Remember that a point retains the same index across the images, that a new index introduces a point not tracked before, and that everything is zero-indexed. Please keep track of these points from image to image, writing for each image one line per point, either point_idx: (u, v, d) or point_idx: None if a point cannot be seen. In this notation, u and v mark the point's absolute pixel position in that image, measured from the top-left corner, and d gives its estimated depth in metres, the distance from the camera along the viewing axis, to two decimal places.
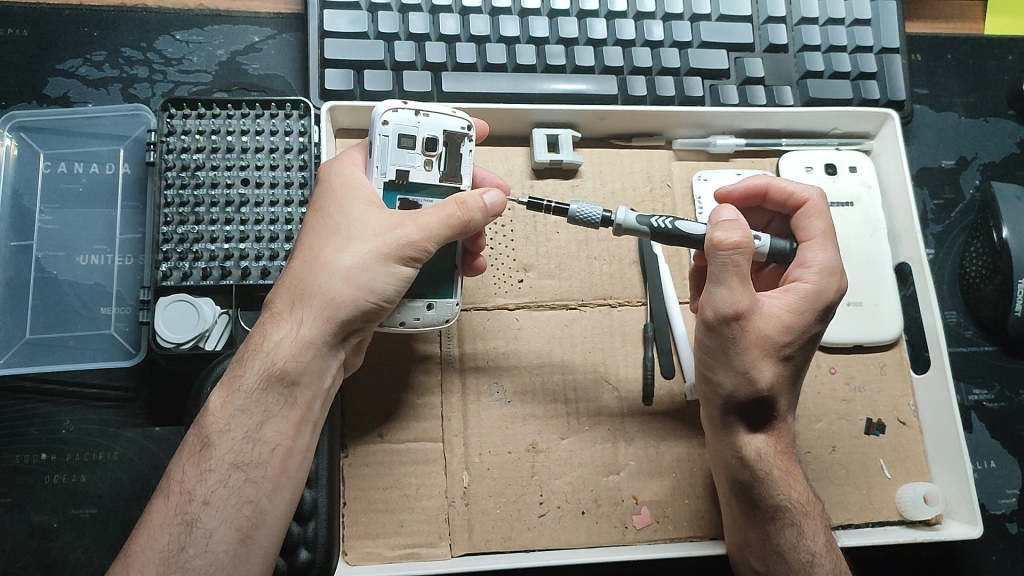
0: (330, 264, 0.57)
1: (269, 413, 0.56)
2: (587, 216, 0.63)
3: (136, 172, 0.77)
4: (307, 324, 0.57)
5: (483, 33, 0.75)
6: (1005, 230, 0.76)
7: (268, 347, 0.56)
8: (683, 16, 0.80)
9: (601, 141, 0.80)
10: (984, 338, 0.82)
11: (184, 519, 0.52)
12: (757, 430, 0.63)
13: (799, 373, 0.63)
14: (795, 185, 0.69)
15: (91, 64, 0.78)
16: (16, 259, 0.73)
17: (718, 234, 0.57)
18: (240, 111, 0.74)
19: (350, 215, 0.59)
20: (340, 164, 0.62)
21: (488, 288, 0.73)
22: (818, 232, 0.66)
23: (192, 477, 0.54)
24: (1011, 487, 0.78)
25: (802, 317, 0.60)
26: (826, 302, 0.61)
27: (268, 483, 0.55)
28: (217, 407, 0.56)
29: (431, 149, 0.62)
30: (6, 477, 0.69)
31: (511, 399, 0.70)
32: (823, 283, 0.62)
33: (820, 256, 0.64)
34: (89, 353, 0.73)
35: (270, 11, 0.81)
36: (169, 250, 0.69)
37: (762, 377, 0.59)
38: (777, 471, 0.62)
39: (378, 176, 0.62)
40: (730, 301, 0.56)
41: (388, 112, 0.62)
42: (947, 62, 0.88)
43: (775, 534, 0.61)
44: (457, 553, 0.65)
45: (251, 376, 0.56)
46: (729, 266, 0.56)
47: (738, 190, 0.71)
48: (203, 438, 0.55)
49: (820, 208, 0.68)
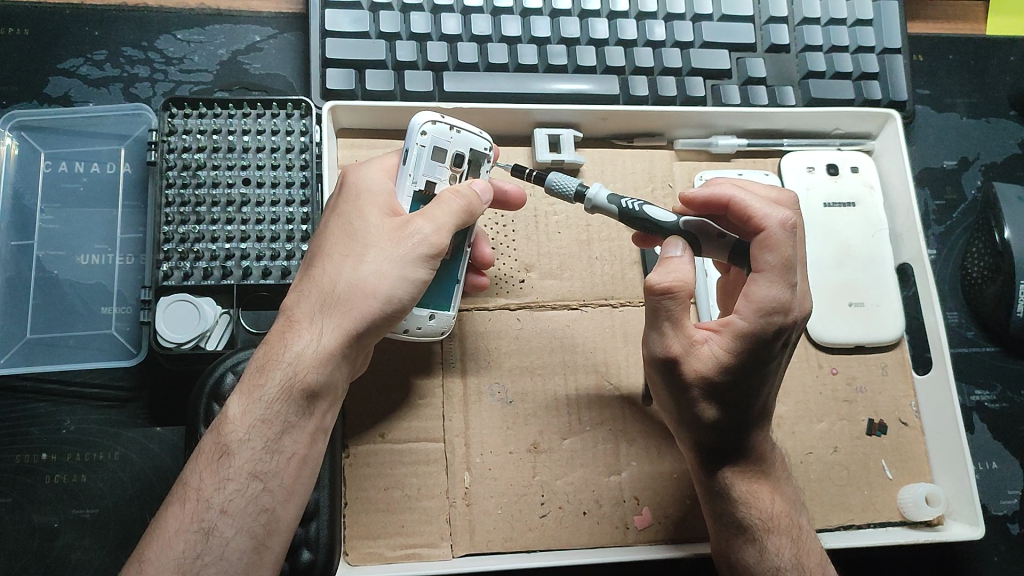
0: (353, 273, 0.57)
1: (288, 423, 0.55)
2: (562, 189, 0.65)
3: (136, 171, 0.77)
4: (329, 335, 0.56)
5: (484, 33, 0.75)
6: (1006, 231, 0.76)
7: (288, 358, 0.56)
8: (685, 16, 0.80)
9: (602, 141, 0.80)
10: (986, 339, 0.82)
11: (201, 527, 0.52)
12: (720, 450, 0.62)
13: (748, 402, 0.59)
14: (759, 207, 0.58)
15: (92, 63, 0.78)
16: (16, 259, 0.73)
17: (653, 276, 0.56)
18: (241, 111, 0.73)
19: (368, 220, 0.58)
20: (368, 169, 0.62)
21: (488, 288, 0.73)
22: (770, 268, 0.56)
23: (210, 485, 0.53)
24: (1012, 488, 0.77)
25: (738, 357, 0.57)
26: (764, 343, 0.56)
27: (284, 491, 0.55)
28: (237, 415, 0.55)
29: (458, 165, 0.64)
30: (7, 477, 0.69)
31: (512, 399, 0.70)
32: (758, 322, 0.56)
33: (764, 293, 0.56)
34: (89, 353, 0.73)
35: (271, 11, 0.81)
36: (169, 250, 0.69)
37: (705, 412, 0.60)
38: (738, 487, 0.62)
39: (409, 184, 0.62)
40: (661, 345, 0.58)
41: (426, 124, 0.62)
42: (948, 62, 0.88)
43: (736, 548, 0.62)
44: (458, 554, 0.65)
45: (272, 386, 0.55)
46: (660, 310, 0.56)
47: (701, 198, 0.62)
48: (222, 446, 0.54)
49: (779, 241, 0.56)
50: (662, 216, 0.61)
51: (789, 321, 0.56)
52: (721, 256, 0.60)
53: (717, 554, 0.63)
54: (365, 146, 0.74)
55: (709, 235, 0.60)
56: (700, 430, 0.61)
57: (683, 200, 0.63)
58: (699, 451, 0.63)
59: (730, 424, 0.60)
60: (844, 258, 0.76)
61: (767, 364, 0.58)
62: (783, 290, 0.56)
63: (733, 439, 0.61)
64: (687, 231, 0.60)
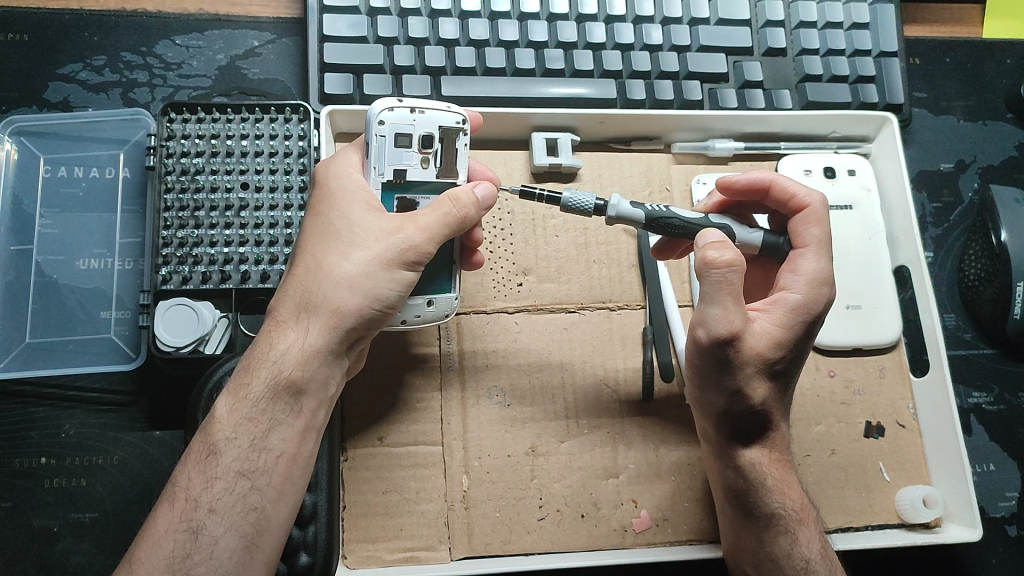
0: (336, 273, 0.57)
1: (275, 421, 0.56)
2: (581, 204, 0.63)
3: (136, 176, 0.77)
4: (315, 333, 0.56)
5: (482, 37, 0.76)
6: (1003, 233, 0.76)
7: (274, 356, 0.56)
8: (682, 20, 0.80)
9: (600, 144, 0.80)
10: (984, 341, 0.82)
11: (189, 526, 0.52)
12: (749, 440, 0.63)
13: (785, 383, 0.62)
14: (799, 188, 0.66)
15: (92, 68, 0.78)
16: (16, 264, 0.73)
17: (711, 252, 0.56)
18: (240, 115, 0.74)
19: (350, 220, 0.58)
20: (335, 167, 0.61)
21: (487, 291, 0.73)
22: (814, 241, 0.64)
23: (198, 484, 0.54)
24: (1011, 490, 0.78)
25: (788, 332, 0.60)
26: (814, 314, 0.61)
27: (274, 490, 0.55)
28: (223, 415, 0.56)
29: (428, 146, 0.61)
30: (6, 481, 0.69)
31: (510, 402, 0.70)
32: (810, 295, 0.61)
33: (812, 264, 0.62)
34: (88, 357, 0.73)
35: (270, 16, 0.81)
36: (168, 254, 0.69)
37: (755, 393, 0.60)
38: (772, 479, 0.63)
39: (376, 177, 0.60)
40: (723, 322, 0.56)
41: (384, 112, 0.60)
42: (945, 65, 0.88)
43: (769, 541, 0.62)
44: (456, 557, 0.65)
45: (258, 385, 0.56)
46: (724, 285, 0.55)
47: (741, 183, 0.68)
48: (209, 446, 0.55)
49: (820, 216, 0.65)
50: (687, 213, 0.64)
51: (830, 297, 0.62)
52: (753, 245, 0.66)
53: (743, 552, 0.63)
54: None
55: (740, 226, 0.65)
56: (733, 418, 0.62)
57: (721, 185, 0.69)
58: (730, 441, 0.63)
59: (768, 408, 0.62)
60: (841, 261, 0.77)
61: (806, 344, 0.62)
62: (827, 262, 0.63)
63: (766, 426, 0.63)
64: (720, 225, 0.64)
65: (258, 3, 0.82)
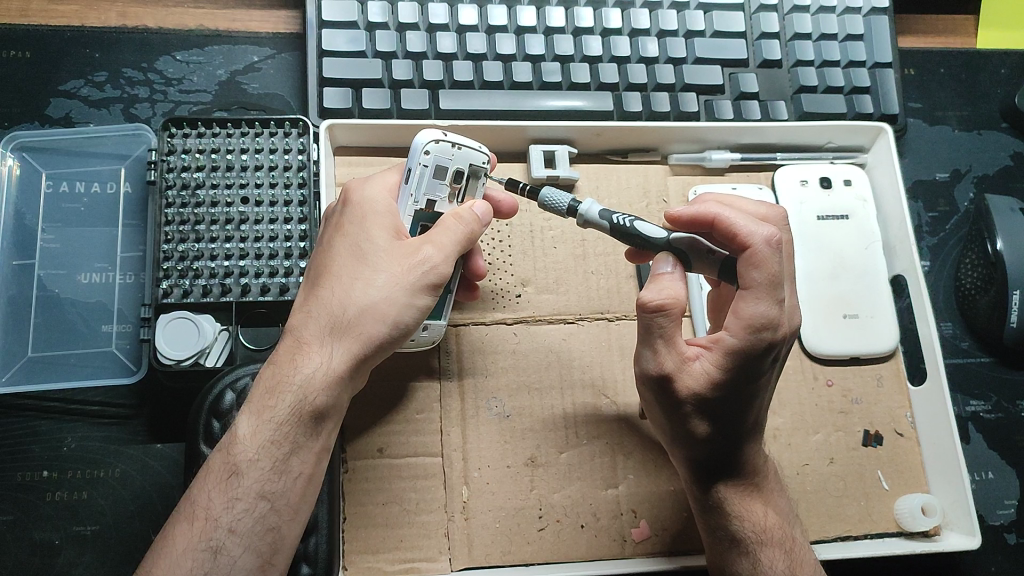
0: (364, 298, 0.57)
1: (297, 444, 0.56)
2: (556, 204, 0.64)
3: (137, 191, 0.78)
4: (338, 358, 0.57)
5: (479, 51, 0.76)
6: (999, 242, 0.77)
7: (298, 380, 0.56)
8: (678, 33, 0.81)
9: (598, 157, 0.81)
10: (981, 349, 0.82)
11: (209, 546, 0.53)
12: (706, 468, 0.63)
13: (741, 417, 0.60)
14: (743, 225, 0.58)
15: (92, 84, 0.79)
16: (17, 278, 0.74)
17: (646, 293, 0.57)
18: (240, 130, 0.74)
19: (376, 243, 0.59)
20: (372, 187, 0.62)
21: (486, 302, 0.74)
22: (757, 285, 0.57)
23: (218, 504, 0.54)
24: (1010, 498, 0.78)
25: (729, 373, 0.57)
26: (750, 359, 0.57)
27: (290, 510, 0.56)
28: (246, 435, 0.56)
29: (457, 181, 0.64)
30: (9, 495, 0.69)
31: (509, 413, 0.70)
32: (747, 338, 0.56)
33: (753, 309, 0.56)
34: (90, 371, 0.73)
35: (269, 31, 0.82)
36: (169, 268, 0.70)
37: (699, 425, 0.60)
38: (732, 500, 0.63)
39: (410, 204, 0.62)
40: (654, 362, 0.59)
41: (430, 143, 0.61)
42: (940, 76, 0.89)
43: (731, 562, 0.63)
44: (456, 568, 0.66)
45: (283, 409, 0.56)
46: (653, 327, 0.57)
47: (688, 216, 0.62)
48: (231, 466, 0.55)
49: (764, 258, 0.57)
50: (652, 232, 0.60)
51: (777, 337, 0.57)
52: (710, 272, 0.60)
53: (711, 566, 0.64)
54: (363, 163, 0.76)
55: (698, 250, 0.59)
56: (693, 445, 0.62)
57: (668, 219, 0.63)
58: (694, 466, 0.63)
59: (723, 440, 0.61)
60: (840, 270, 0.77)
61: (758, 379, 0.59)
62: (772, 306, 0.56)
63: (727, 454, 0.62)
64: (677, 250, 0.60)
65: (258, 19, 0.83)
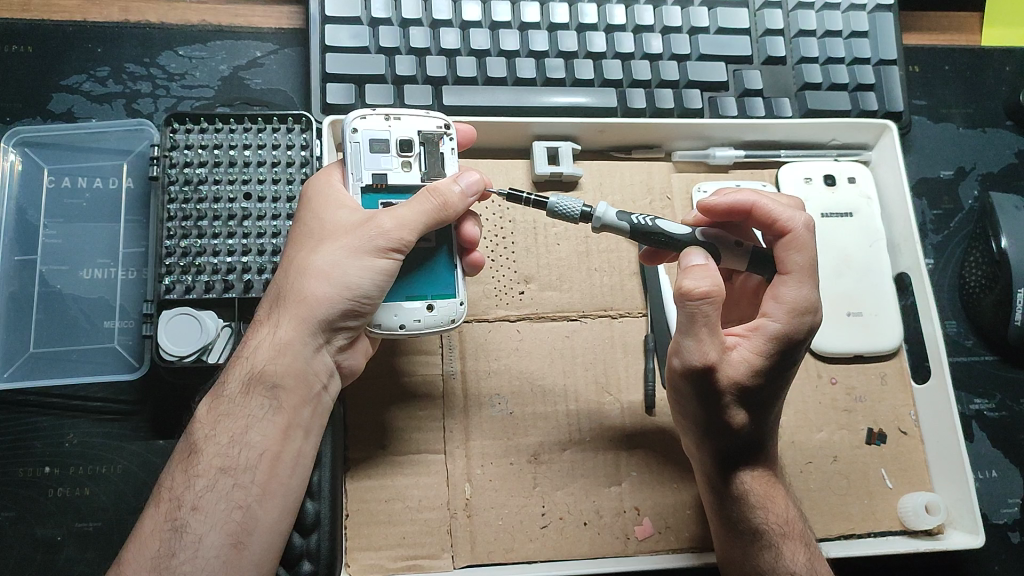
0: (311, 271, 0.59)
1: (254, 419, 0.58)
2: (565, 211, 0.62)
3: (139, 186, 0.78)
4: (284, 327, 0.59)
5: (483, 47, 0.76)
6: (1004, 240, 0.77)
7: (248, 353, 0.59)
8: (682, 29, 0.80)
9: (601, 153, 0.81)
10: (985, 347, 0.82)
11: (173, 524, 0.55)
12: (734, 461, 0.63)
13: (770, 408, 0.61)
14: (782, 211, 0.61)
15: (95, 79, 0.79)
16: (19, 274, 0.74)
17: (688, 281, 0.55)
18: (243, 126, 0.74)
19: (355, 229, 0.59)
20: (317, 177, 0.63)
21: (489, 299, 0.74)
22: (797, 269, 0.59)
23: (180, 483, 0.56)
24: (1013, 497, 0.78)
25: (770, 361, 0.58)
26: (793, 342, 0.58)
27: (256, 487, 0.57)
28: (203, 415, 0.59)
29: (407, 151, 0.64)
30: (9, 491, 0.69)
31: (512, 410, 0.70)
32: (792, 323, 0.58)
33: (792, 292, 0.59)
34: (91, 367, 0.73)
35: (272, 27, 0.82)
36: (172, 264, 0.69)
37: (734, 417, 0.60)
38: (755, 493, 0.63)
39: (354, 182, 0.62)
40: (697, 353, 0.57)
41: (357, 120, 0.63)
42: (944, 73, 0.89)
43: (756, 555, 0.62)
44: (458, 565, 0.65)
45: (234, 384, 0.59)
46: (696, 316, 0.55)
47: (725, 205, 0.63)
48: (191, 446, 0.58)
49: (804, 242, 0.60)
50: (674, 228, 0.61)
51: (816, 322, 0.59)
52: (738, 263, 0.62)
53: (729, 563, 0.63)
54: None
55: (727, 243, 0.61)
56: (724, 437, 0.62)
57: (702, 208, 0.64)
58: (717, 458, 0.63)
59: (751, 430, 0.62)
60: (843, 267, 0.77)
61: (790, 368, 0.60)
62: (811, 290, 0.59)
63: (751, 444, 0.63)
64: (709, 243, 0.61)
65: (260, 14, 0.82)
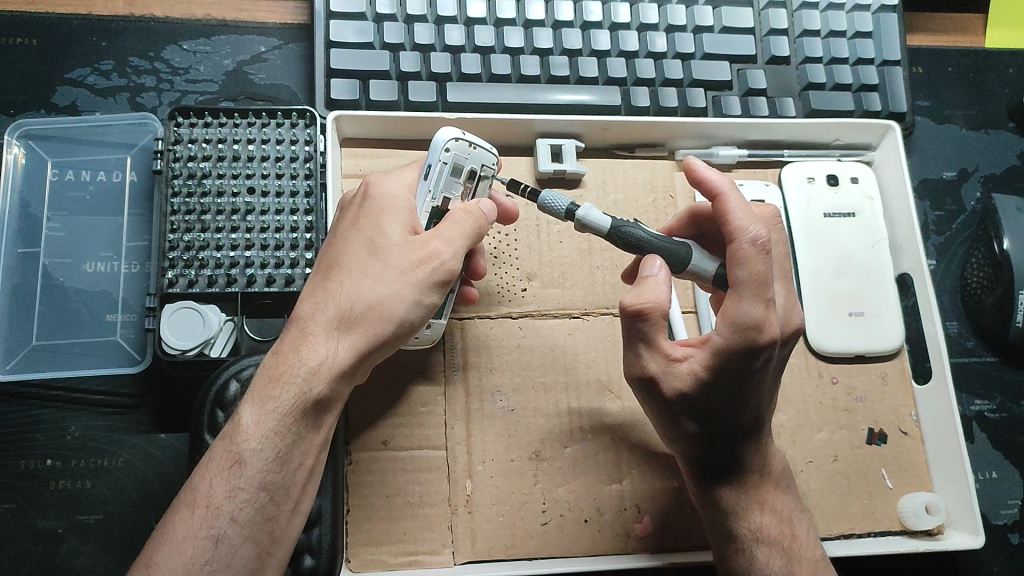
0: (371, 292, 0.57)
1: (300, 436, 0.56)
2: (554, 206, 0.64)
3: (142, 180, 0.78)
4: (343, 353, 0.57)
5: (487, 43, 0.76)
6: (1005, 241, 0.77)
7: (301, 368, 0.56)
8: (686, 27, 0.80)
9: (603, 151, 0.81)
10: (985, 348, 0.82)
11: (211, 534, 0.53)
12: (705, 465, 0.63)
13: (732, 414, 0.60)
14: (739, 216, 0.56)
15: (100, 73, 0.79)
16: (22, 266, 0.74)
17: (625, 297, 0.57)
18: (247, 120, 0.74)
19: (384, 237, 0.59)
20: (390, 182, 0.62)
21: (491, 296, 0.74)
22: (743, 284, 0.54)
23: (220, 493, 0.54)
24: (1012, 498, 0.78)
25: (716, 374, 0.57)
26: (741, 357, 0.56)
27: (290, 501, 0.55)
28: (250, 424, 0.55)
29: (470, 180, 0.64)
30: (11, 483, 0.69)
31: (514, 406, 0.70)
32: (732, 338, 0.55)
33: (741, 308, 0.54)
34: (92, 360, 0.73)
35: (276, 21, 0.82)
36: (174, 258, 0.69)
37: (689, 424, 0.61)
38: (734, 501, 0.63)
39: (428, 200, 0.62)
40: (639, 366, 0.60)
41: (450, 141, 0.62)
42: (947, 75, 0.89)
43: (732, 556, 0.63)
44: (459, 561, 0.65)
45: (286, 399, 0.55)
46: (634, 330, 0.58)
47: (696, 175, 0.59)
48: (234, 455, 0.54)
49: (746, 257, 0.54)
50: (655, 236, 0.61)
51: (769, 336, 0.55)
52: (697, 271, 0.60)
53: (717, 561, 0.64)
54: (370, 154, 0.75)
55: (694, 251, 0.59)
56: (685, 440, 0.62)
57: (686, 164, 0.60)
58: (687, 457, 0.64)
59: (713, 437, 0.61)
60: (844, 268, 0.77)
61: (750, 379, 0.58)
62: (759, 307, 0.54)
63: (720, 447, 0.62)
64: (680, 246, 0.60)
65: (265, 9, 0.82)
